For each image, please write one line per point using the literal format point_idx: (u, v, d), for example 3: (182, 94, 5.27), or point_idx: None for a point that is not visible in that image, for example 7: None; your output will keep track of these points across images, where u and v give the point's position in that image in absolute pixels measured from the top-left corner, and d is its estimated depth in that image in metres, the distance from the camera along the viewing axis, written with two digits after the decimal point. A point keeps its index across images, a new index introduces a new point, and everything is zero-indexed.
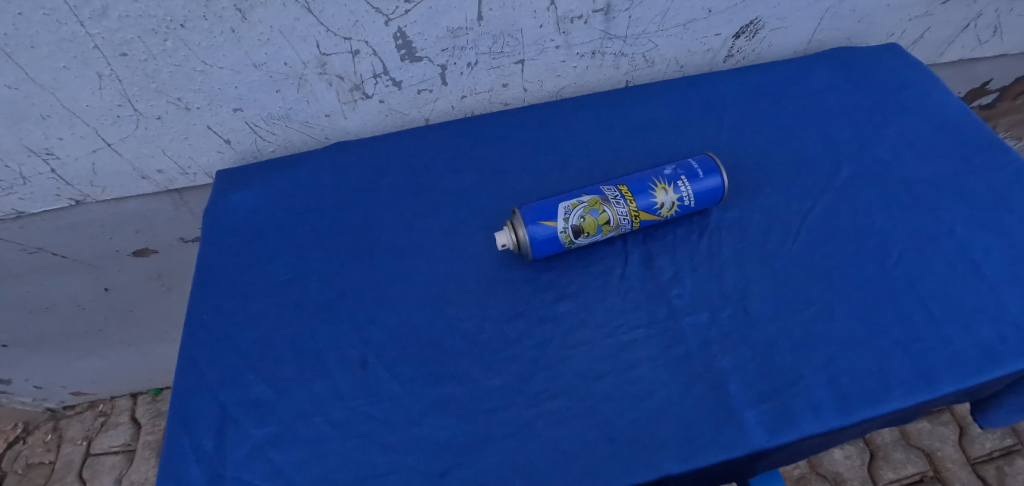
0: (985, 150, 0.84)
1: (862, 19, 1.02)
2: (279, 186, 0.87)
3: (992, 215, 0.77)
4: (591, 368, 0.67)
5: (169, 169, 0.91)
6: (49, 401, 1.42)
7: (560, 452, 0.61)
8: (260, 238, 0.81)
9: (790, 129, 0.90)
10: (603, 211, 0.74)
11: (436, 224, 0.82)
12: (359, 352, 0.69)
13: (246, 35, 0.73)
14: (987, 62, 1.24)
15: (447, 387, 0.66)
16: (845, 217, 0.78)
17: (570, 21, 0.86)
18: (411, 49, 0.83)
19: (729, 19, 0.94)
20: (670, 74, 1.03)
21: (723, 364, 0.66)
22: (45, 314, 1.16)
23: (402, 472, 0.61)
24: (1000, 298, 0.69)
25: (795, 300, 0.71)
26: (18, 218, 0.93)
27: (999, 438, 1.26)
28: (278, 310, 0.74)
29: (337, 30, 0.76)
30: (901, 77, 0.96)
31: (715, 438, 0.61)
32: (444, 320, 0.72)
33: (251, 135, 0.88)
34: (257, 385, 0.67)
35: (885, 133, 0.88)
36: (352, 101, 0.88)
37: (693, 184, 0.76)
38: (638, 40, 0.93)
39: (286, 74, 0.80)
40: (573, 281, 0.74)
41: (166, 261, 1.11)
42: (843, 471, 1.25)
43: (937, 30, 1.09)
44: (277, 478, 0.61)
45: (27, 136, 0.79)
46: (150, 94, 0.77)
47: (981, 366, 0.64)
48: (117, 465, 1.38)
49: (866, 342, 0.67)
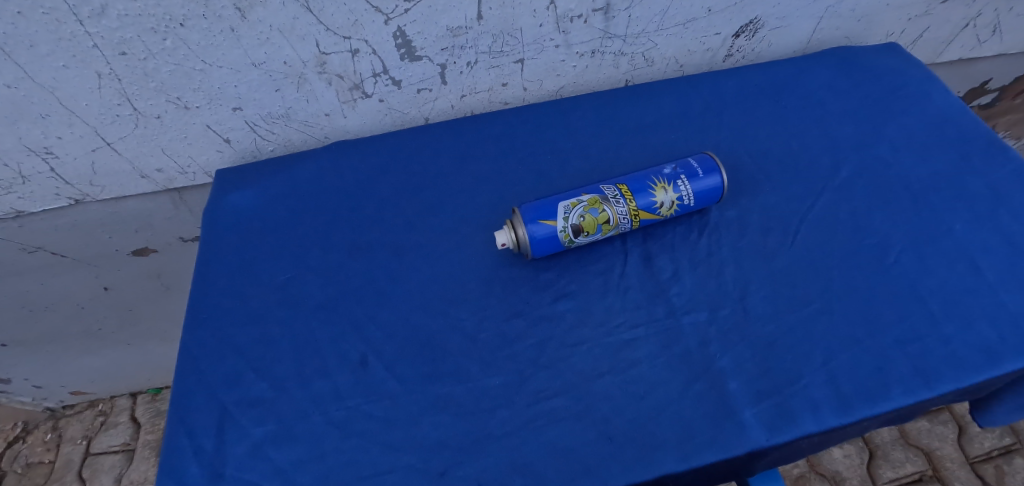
0: (984, 150, 0.84)
1: (862, 18, 1.02)
2: (278, 185, 0.87)
3: (991, 214, 0.77)
4: (591, 368, 0.67)
5: (168, 168, 0.91)
6: (49, 400, 1.42)
7: (560, 451, 0.61)
8: (260, 237, 0.81)
9: (790, 129, 0.90)
10: (603, 211, 0.74)
11: (435, 224, 0.82)
12: (359, 351, 0.69)
13: (246, 34, 0.73)
14: (986, 61, 1.24)
15: (447, 387, 0.66)
16: (845, 216, 0.78)
17: (570, 20, 0.86)
18: (411, 48, 0.82)
19: (728, 19, 0.94)
20: (669, 73, 1.03)
21: (722, 363, 0.66)
22: (45, 314, 1.16)
23: (401, 471, 0.61)
24: (999, 298, 0.69)
25: (795, 299, 0.71)
26: (17, 217, 0.93)
27: (998, 438, 1.26)
28: (277, 309, 0.74)
29: (337, 28, 0.76)
30: (900, 76, 0.96)
31: (715, 437, 0.61)
32: (443, 319, 0.72)
33: (250, 134, 0.88)
34: (257, 385, 0.67)
35: (885, 133, 0.88)
36: (352, 100, 0.88)
37: (693, 183, 0.76)
38: (638, 39, 0.93)
39: (286, 73, 0.80)
40: (573, 280, 0.74)
41: (166, 260, 1.11)
42: (842, 470, 1.25)
43: (937, 29, 1.09)
44: (277, 477, 0.61)
45: (27, 135, 0.79)
46: (150, 93, 0.77)
47: (981, 365, 0.64)
48: (117, 464, 1.38)
49: (865, 341, 0.67)
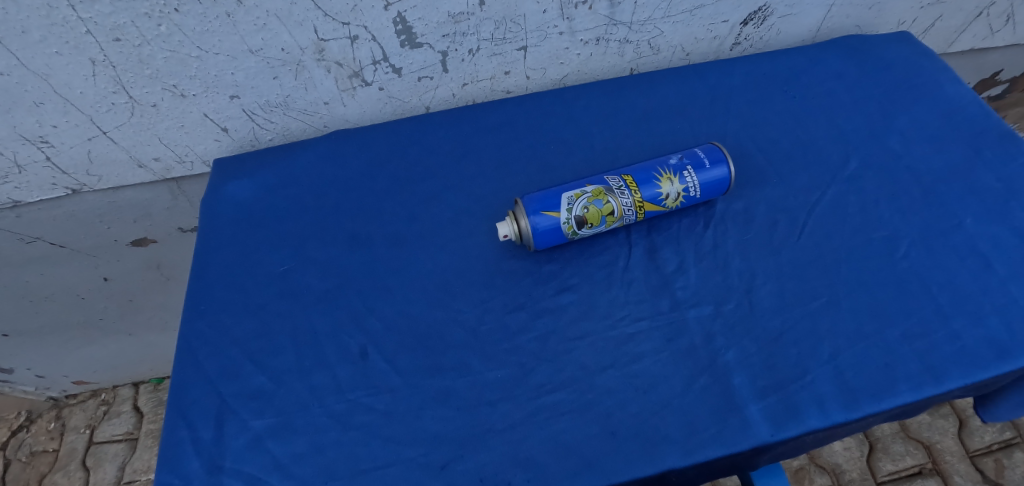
0: (995, 141, 0.82)
1: (874, 6, 1.00)
2: (277, 175, 0.85)
3: (1003, 207, 0.75)
4: (593, 361, 0.66)
5: (165, 157, 0.89)
6: (52, 389, 1.42)
7: (562, 445, 0.60)
8: (259, 228, 0.80)
9: (798, 119, 0.88)
10: (607, 201, 0.72)
11: (436, 215, 0.80)
12: (359, 343, 0.68)
13: (242, 20, 0.72)
14: (998, 51, 1.21)
15: (447, 380, 0.65)
16: (854, 209, 0.77)
17: (574, 6, 0.84)
18: (411, 35, 0.81)
19: (738, 6, 0.92)
20: (675, 62, 1.01)
21: (728, 357, 0.65)
22: (45, 304, 1.15)
23: (402, 464, 0.60)
24: (1010, 293, 0.67)
25: (802, 293, 0.69)
26: (15, 207, 0.92)
27: (999, 431, 1.25)
28: (276, 301, 0.73)
29: (335, 14, 0.74)
30: (911, 66, 0.94)
31: (719, 432, 0.60)
32: (444, 311, 0.71)
33: (248, 123, 0.87)
34: (256, 377, 0.67)
35: (894, 124, 0.86)
36: (351, 88, 0.87)
37: (699, 174, 0.75)
38: (643, 27, 0.91)
39: (283, 60, 0.79)
40: (576, 272, 0.73)
41: (167, 250, 1.10)
42: (842, 463, 1.25)
43: (950, 18, 1.06)
44: (277, 470, 0.60)
45: (20, 123, 0.77)
46: (145, 81, 0.76)
47: (990, 362, 0.63)
48: (121, 453, 1.39)
49: (873, 336, 0.65)
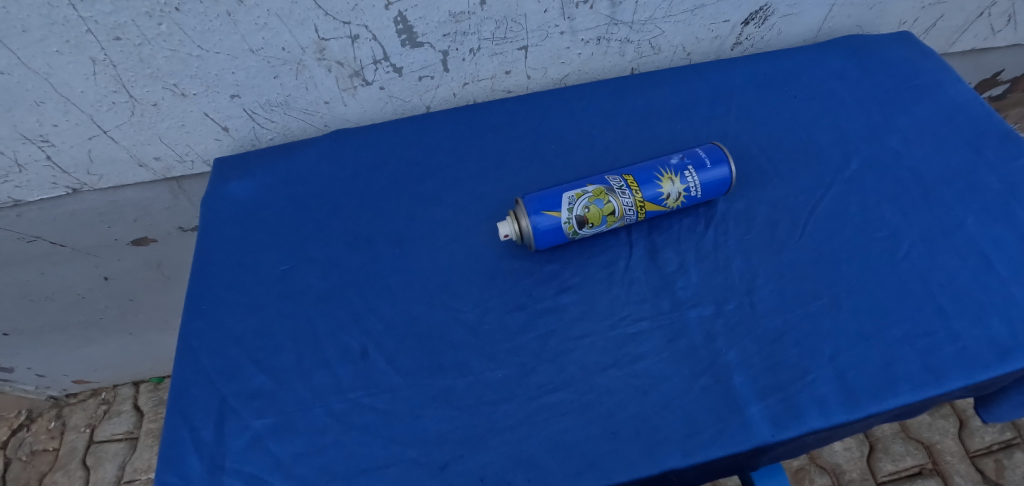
0: (996, 141, 0.82)
1: (875, 6, 1.00)
2: (277, 174, 0.85)
3: (1004, 208, 0.75)
4: (594, 361, 0.66)
5: (166, 156, 0.89)
6: (52, 388, 1.42)
7: (562, 445, 0.60)
8: (259, 227, 0.80)
9: (798, 119, 0.88)
10: (608, 201, 0.72)
11: (436, 215, 0.80)
12: (359, 343, 0.68)
13: (242, 19, 0.72)
14: (999, 51, 1.21)
15: (448, 379, 0.65)
16: (855, 209, 0.77)
17: (575, 6, 0.84)
18: (412, 34, 0.81)
19: (739, 5, 0.92)
20: (676, 62, 1.01)
21: (729, 357, 0.65)
22: (46, 303, 1.15)
23: (401, 464, 0.60)
24: (1011, 293, 0.67)
25: (803, 293, 0.69)
26: (15, 206, 0.92)
27: (999, 432, 1.25)
28: (276, 301, 0.73)
29: (336, 13, 0.74)
30: (912, 66, 0.94)
31: (720, 432, 0.60)
32: (444, 311, 0.71)
33: (249, 122, 0.87)
34: (256, 376, 0.67)
35: (895, 124, 0.86)
36: (352, 87, 0.87)
37: (700, 174, 0.74)
38: (644, 27, 0.91)
39: (284, 59, 0.79)
40: (576, 272, 0.73)
41: (167, 249, 1.10)
42: (842, 463, 1.25)
43: (951, 18, 1.06)
44: (277, 470, 0.60)
45: (21, 123, 0.77)
46: (146, 80, 0.76)
47: (990, 362, 0.63)
48: (121, 452, 1.39)
49: (874, 336, 0.65)
